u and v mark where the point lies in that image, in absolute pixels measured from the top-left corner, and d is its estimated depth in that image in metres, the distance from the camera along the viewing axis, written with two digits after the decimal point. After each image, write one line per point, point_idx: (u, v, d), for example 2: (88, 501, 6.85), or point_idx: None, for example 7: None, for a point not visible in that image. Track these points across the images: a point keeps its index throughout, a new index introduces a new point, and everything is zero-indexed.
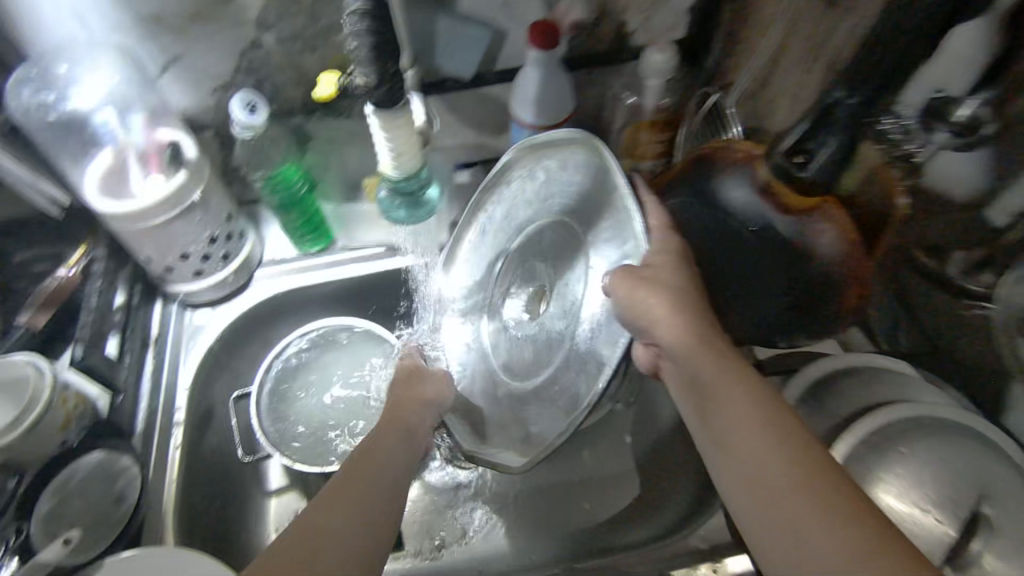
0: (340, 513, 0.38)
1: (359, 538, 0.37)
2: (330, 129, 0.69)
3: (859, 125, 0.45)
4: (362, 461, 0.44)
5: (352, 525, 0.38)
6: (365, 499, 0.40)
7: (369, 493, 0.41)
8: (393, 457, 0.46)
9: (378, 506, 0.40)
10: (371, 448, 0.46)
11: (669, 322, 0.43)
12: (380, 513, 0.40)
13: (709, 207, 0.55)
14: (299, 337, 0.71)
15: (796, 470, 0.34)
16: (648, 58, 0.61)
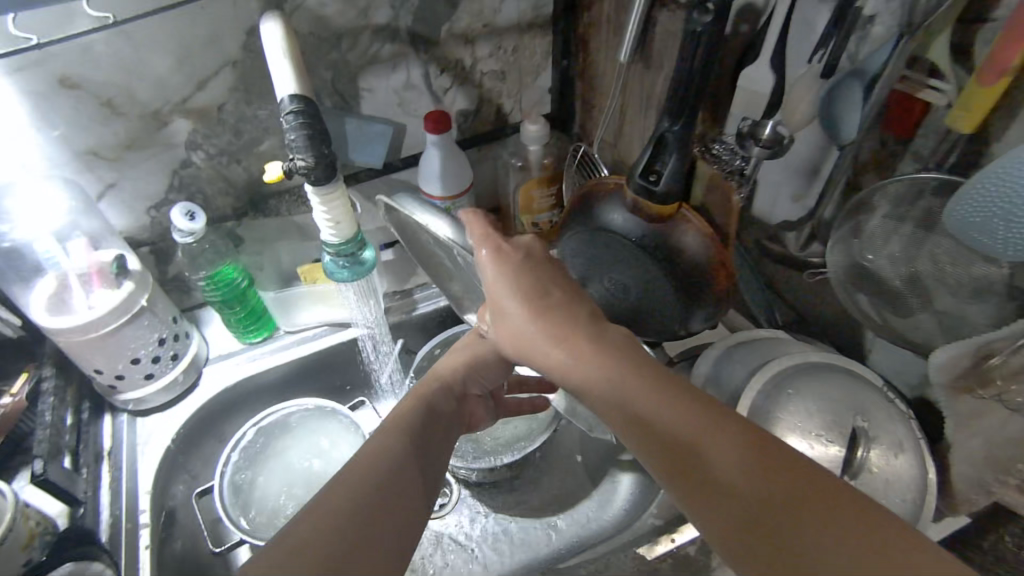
0: (366, 492, 0.38)
1: (385, 519, 0.37)
2: (259, 229, 0.77)
3: (687, 144, 0.56)
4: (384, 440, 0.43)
5: (376, 507, 0.37)
6: (395, 477, 0.40)
7: (398, 467, 0.40)
8: (425, 429, 0.46)
9: (407, 486, 0.40)
10: (402, 426, 0.45)
11: (562, 360, 0.47)
12: (407, 494, 0.39)
13: (596, 229, 0.65)
14: (253, 425, 0.75)
15: (723, 470, 0.37)
16: (525, 131, 0.75)
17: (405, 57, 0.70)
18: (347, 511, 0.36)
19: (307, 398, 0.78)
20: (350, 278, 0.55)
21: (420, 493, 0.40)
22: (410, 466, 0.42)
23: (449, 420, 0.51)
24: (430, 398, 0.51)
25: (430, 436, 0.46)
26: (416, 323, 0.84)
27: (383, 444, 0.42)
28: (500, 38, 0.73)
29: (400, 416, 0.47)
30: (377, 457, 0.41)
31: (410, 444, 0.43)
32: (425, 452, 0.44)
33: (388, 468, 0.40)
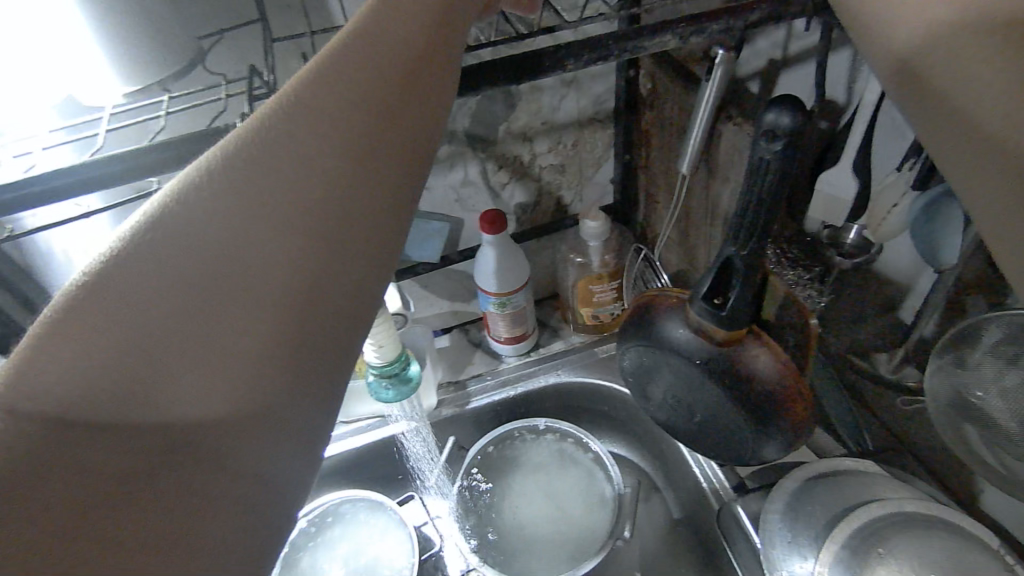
0: (205, 338, 0.29)
1: (244, 396, 0.29)
2: None
3: (755, 272, 0.51)
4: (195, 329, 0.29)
5: (202, 369, 0.28)
6: (249, 313, 0.30)
7: (267, 315, 0.30)
8: (255, 324, 0.30)
9: (273, 368, 0.30)
10: (192, 320, 0.29)
11: None
12: (285, 382, 0.30)
13: (657, 343, 0.60)
14: (304, 517, 0.76)
15: None
16: (585, 226, 0.73)
17: (463, 156, 0.70)
18: (160, 352, 0.28)
19: (359, 492, 0.78)
20: (390, 400, 0.54)
21: (259, 409, 0.29)
22: (253, 330, 0.30)
23: (303, 269, 0.31)
24: (335, 165, 0.33)
25: (318, 265, 0.32)
26: (469, 416, 0.81)
27: (228, 232, 0.30)
28: (559, 134, 0.72)
29: (243, 273, 0.30)
30: (225, 261, 0.30)
31: (223, 377, 0.29)
32: (286, 308, 0.31)
33: (250, 317, 0.30)
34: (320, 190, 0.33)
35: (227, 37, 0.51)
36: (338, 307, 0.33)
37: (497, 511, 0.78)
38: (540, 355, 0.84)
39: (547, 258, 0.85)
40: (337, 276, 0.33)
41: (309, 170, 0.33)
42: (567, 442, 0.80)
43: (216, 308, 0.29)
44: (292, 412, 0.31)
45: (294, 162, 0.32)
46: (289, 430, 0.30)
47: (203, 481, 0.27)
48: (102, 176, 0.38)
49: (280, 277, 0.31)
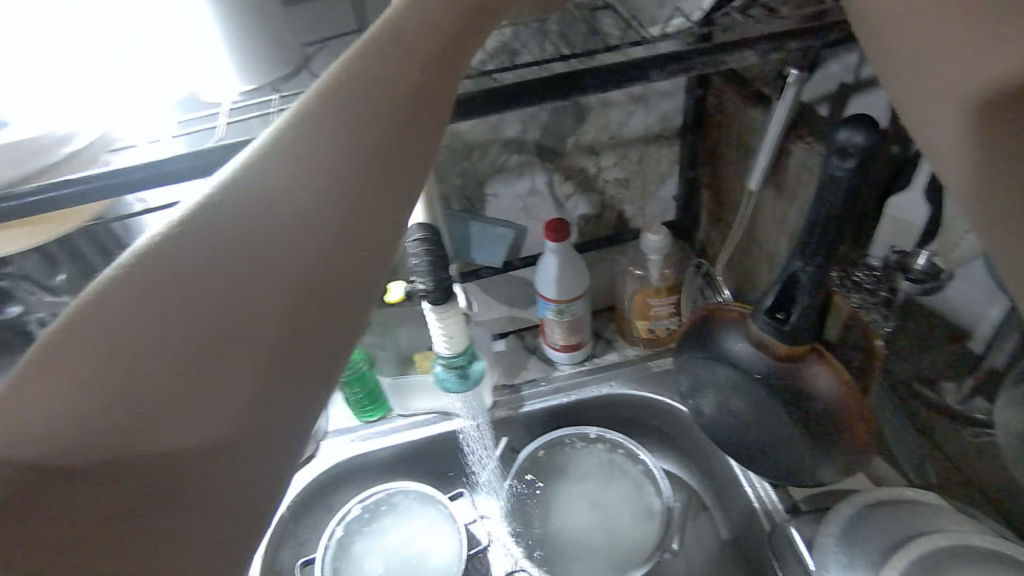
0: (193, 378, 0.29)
1: (241, 388, 0.30)
2: (386, 314, 0.83)
3: (822, 288, 0.51)
4: (182, 372, 0.29)
5: (190, 409, 0.29)
6: (246, 339, 0.31)
7: (268, 307, 0.32)
8: (241, 364, 0.31)
9: (259, 402, 0.31)
10: (179, 364, 0.29)
11: None
12: (272, 414, 0.31)
13: (716, 355, 0.61)
14: (358, 503, 0.79)
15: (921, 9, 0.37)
16: (647, 239, 0.75)
17: (531, 166, 0.73)
18: (146, 394, 0.28)
19: (411, 484, 0.81)
20: (456, 389, 0.57)
21: (247, 445, 0.30)
22: (245, 369, 0.31)
23: (291, 310, 0.32)
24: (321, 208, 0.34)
25: (304, 303, 0.33)
26: (521, 419, 0.83)
27: (223, 276, 0.31)
28: (626, 148, 0.74)
29: (233, 316, 0.31)
30: (217, 303, 0.31)
31: (212, 419, 0.30)
32: (275, 348, 0.32)
33: (251, 309, 0.31)
34: (310, 231, 0.34)
35: (329, 46, 0.56)
36: (326, 342, 0.34)
37: (544, 514, 0.80)
38: (594, 364, 0.85)
39: (607, 270, 0.86)
40: (324, 314, 0.34)
41: (301, 212, 0.34)
42: (616, 452, 0.81)
43: (204, 352, 0.30)
44: (285, 410, 0.32)
45: (283, 206, 0.33)
46: (282, 437, 0.32)
47: (192, 513, 0.28)
48: (220, 162, 0.42)
49: (269, 317, 0.32)
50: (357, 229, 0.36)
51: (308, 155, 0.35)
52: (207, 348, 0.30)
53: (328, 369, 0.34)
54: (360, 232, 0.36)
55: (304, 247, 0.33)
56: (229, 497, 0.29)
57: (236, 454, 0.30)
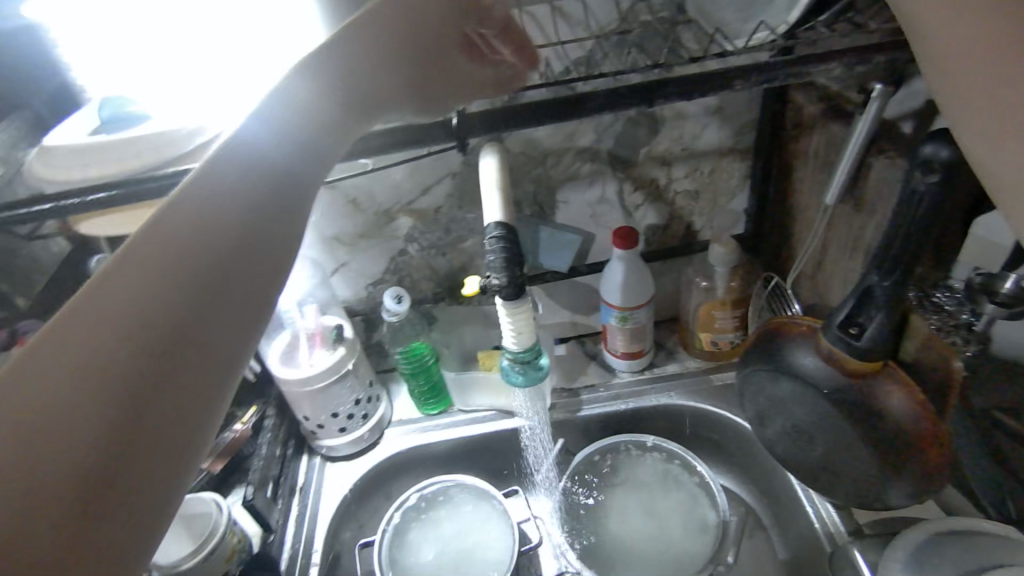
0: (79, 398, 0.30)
1: (138, 388, 0.31)
2: (452, 312, 0.87)
3: (899, 304, 0.50)
4: (76, 389, 0.30)
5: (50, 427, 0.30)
6: (140, 352, 0.32)
7: (158, 309, 0.33)
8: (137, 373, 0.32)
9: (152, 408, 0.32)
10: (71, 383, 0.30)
11: None
12: (168, 419, 0.32)
13: (784, 369, 0.61)
14: (417, 491, 0.82)
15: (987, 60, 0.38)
16: (714, 251, 0.75)
17: (602, 175, 0.75)
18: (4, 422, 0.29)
19: (468, 478, 0.83)
20: (520, 384, 0.61)
21: (146, 453, 0.32)
22: (128, 380, 0.31)
23: (185, 324, 0.34)
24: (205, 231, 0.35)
25: (197, 316, 0.34)
26: (578, 423, 0.84)
27: (125, 297, 0.32)
28: (697, 160, 0.75)
29: (131, 331, 0.32)
30: (115, 325, 0.32)
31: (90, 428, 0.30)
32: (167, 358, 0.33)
33: (100, 338, 0.31)
34: (207, 249, 0.35)
35: None
36: (220, 351, 0.35)
37: (597, 519, 0.80)
38: (653, 374, 0.86)
39: (670, 281, 0.87)
40: (217, 325, 0.35)
41: (200, 231, 0.35)
42: (673, 462, 0.81)
43: (94, 369, 0.31)
44: (178, 420, 0.33)
45: (181, 229, 0.35)
46: (183, 436, 0.33)
47: (78, 521, 0.29)
48: None
49: (161, 329, 0.33)
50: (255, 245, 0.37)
51: (243, 170, 0.37)
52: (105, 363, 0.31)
53: (224, 372, 0.35)
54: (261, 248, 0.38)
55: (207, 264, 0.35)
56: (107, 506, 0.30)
57: (132, 465, 0.31)
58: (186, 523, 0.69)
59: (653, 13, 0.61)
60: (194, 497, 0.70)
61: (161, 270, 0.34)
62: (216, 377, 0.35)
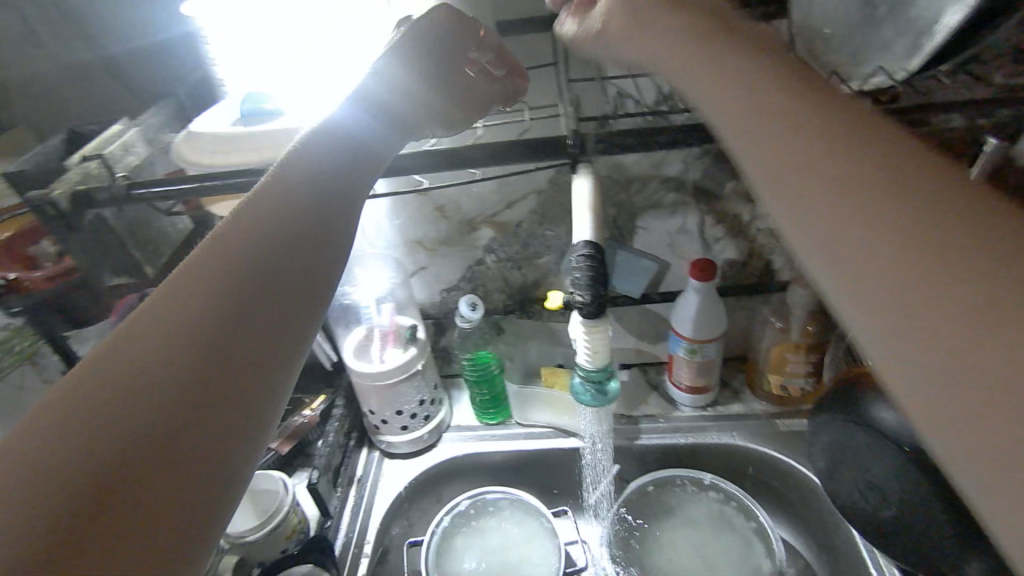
0: (142, 384, 0.32)
1: (190, 376, 0.33)
2: (520, 326, 0.88)
3: None
4: (138, 380, 0.32)
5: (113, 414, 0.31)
6: (191, 342, 0.34)
7: (212, 306, 0.35)
8: (195, 360, 0.33)
9: (205, 391, 0.33)
10: (137, 373, 0.32)
11: None
12: (222, 402, 0.33)
13: (862, 422, 0.59)
14: (468, 497, 0.83)
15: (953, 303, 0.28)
16: (795, 293, 0.74)
17: (685, 206, 0.75)
18: (74, 415, 0.31)
19: (520, 491, 0.84)
20: (592, 404, 0.62)
21: (202, 437, 0.32)
22: (185, 365, 0.33)
23: (236, 315, 0.36)
24: (259, 235, 0.38)
25: (246, 307, 0.36)
26: (635, 451, 0.84)
27: (185, 299, 0.35)
28: None
29: (188, 327, 0.34)
30: (174, 322, 0.34)
31: (152, 412, 0.31)
32: (220, 347, 0.34)
33: (164, 340, 0.33)
34: (256, 249, 0.38)
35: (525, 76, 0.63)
36: (271, 341, 0.37)
37: (646, 551, 0.79)
38: (716, 411, 0.84)
39: (744, 319, 0.86)
40: (264, 316, 0.37)
41: (248, 235, 0.38)
42: (729, 504, 0.79)
43: (156, 360, 0.33)
44: (223, 420, 0.33)
45: (236, 236, 0.38)
46: (236, 425, 0.34)
47: (142, 504, 0.29)
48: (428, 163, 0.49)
49: (210, 320, 0.35)
50: (303, 240, 0.40)
51: (290, 177, 0.41)
52: (166, 355, 0.33)
53: (275, 362, 0.36)
54: (306, 245, 0.40)
55: (254, 264, 0.37)
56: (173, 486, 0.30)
57: (178, 463, 0.31)
58: (252, 498, 0.73)
59: None
60: (261, 474, 0.73)
61: (214, 277, 0.36)
62: (268, 365, 0.36)
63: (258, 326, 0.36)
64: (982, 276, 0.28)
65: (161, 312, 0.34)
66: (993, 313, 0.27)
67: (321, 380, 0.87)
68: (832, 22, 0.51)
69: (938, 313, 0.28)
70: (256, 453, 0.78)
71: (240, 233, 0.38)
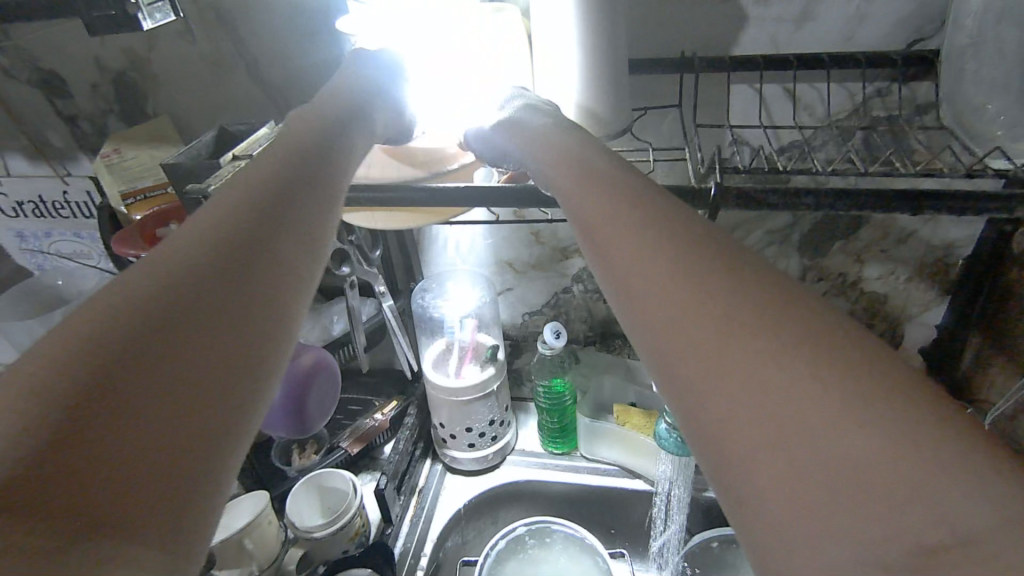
0: (178, 295, 0.26)
1: (230, 293, 0.28)
2: (596, 359, 0.88)
3: None
4: (173, 288, 0.26)
5: (141, 321, 0.25)
6: (230, 259, 0.29)
7: (248, 226, 0.31)
8: (233, 277, 0.29)
9: (245, 313, 0.28)
10: (168, 281, 0.27)
11: None
12: (263, 328, 0.28)
13: None
14: (524, 524, 0.82)
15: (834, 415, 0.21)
16: None
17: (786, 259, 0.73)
18: (88, 322, 0.24)
19: (578, 526, 0.82)
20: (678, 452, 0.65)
21: (237, 358, 0.27)
22: (224, 281, 0.28)
23: (272, 236, 0.32)
24: (283, 175, 0.36)
25: (281, 233, 0.32)
26: (703, 503, 0.81)
27: (220, 218, 0.31)
28: (896, 265, 0.73)
29: (226, 245, 0.30)
30: (210, 239, 0.29)
31: (192, 325, 0.26)
32: (259, 267, 0.30)
33: (198, 254, 0.28)
34: (284, 184, 0.35)
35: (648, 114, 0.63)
36: (303, 273, 0.32)
37: None
38: None
39: None
40: (299, 248, 0.33)
41: (273, 172, 0.35)
42: None
43: (191, 270, 0.28)
44: (260, 345, 0.28)
45: (262, 174, 0.35)
46: (274, 354, 0.28)
47: (169, 429, 0.23)
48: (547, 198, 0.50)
49: (245, 237, 0.30)
50: (321, 183, 0.38)
51: (295, 135, 0.40)
52: (205, 269, 0.28)
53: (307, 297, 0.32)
54: (325, 193, 0.38)
55: (282, 195, 0.34)
56: (210, 413, 0.24)
57: (211, 386, 0.25)
58: (321, 493, 0.74)
59: (887, 111, 0.60)
60: (332, 471, 0.75)
61: (216, 209, 0.31)
62: (302, 299, 0.32)
63: (287, 257, 0.32)
64: (865, 376, 0.22)
65: (195, 231, 0.30)
66: (892, 403, 0.21)
67: (396, 385, 0.89)
68: (987, 96, 0.51)
69: (738, 347, 0.24)
70: (327, 449, 0.80)
71: (259, 173, 0.35)
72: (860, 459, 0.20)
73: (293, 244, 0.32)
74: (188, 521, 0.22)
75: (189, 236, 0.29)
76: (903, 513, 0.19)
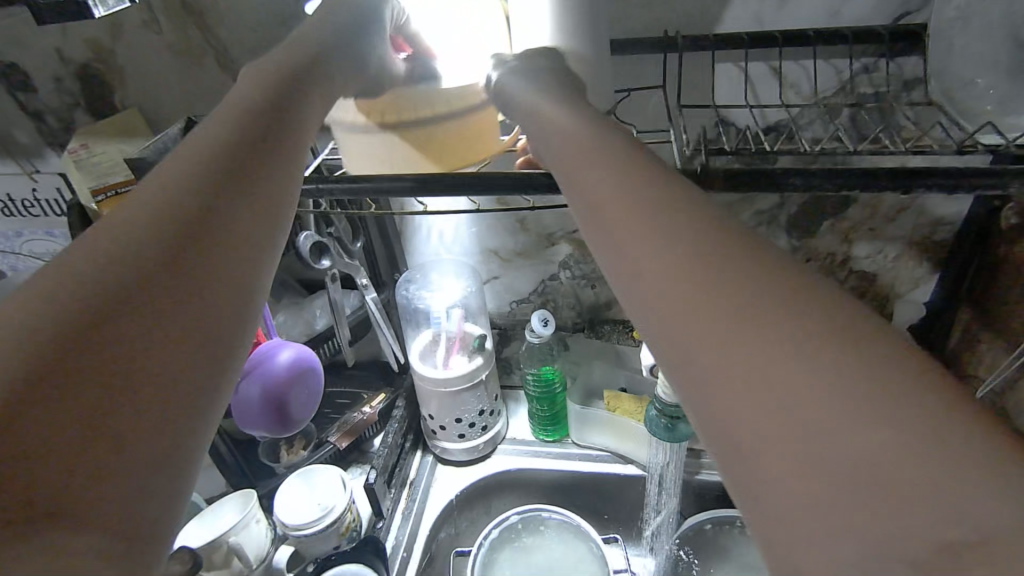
0: (119, 277, 0.27)
1: (176, 269, 0.28)
2: (585, 346, 0.87)
3: None
4: (118, 271, 0.27)
5: (85, 309, 0.25)
6: (174, 234, 0.29)
7: (195, 198, 0.31)
8: (180, 252, 0.29)
9: (192, 287, 0.28)
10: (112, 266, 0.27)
11: None
12: (212, 299, 0.28)
13: None
14: (516, 513, 0.81)
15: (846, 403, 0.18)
16: None
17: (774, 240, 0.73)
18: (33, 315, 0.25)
19: (570, 513, 0.82)
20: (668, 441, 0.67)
21: (188, 330, 0.27)
22: (168, 256, 0.28)
23: (219, 204, 0.31)
24: (231, 138, 0.34)
25: (230, 200, 0.32)
26: (694, 487, 0.81)
27: (163, 193, 0.30)
28: (883, 244, 0.72)
29: (171, 220, 0.29)
30: (153, 214, 0.29)
31: (136, 308, 0.26)
32: (205, 239, 0.30)
33: (141, 232, 0.28)
34: (229, 146, 0.34)
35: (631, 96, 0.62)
36: (260, 239, 0.32)
37: None
38: None
39: None
40: (252, 212, 0.32)
41: (220, 136, 0.34)
42: None
43: (136, 251, 0.28)
44: (212, 313, 0.28)
45: (207, 139, 0.34)
46: (231, 322, 0.29)
47: (116, 409, 0.24)
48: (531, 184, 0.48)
49: (194, 209, 0.30)
50: (279, 142, 0.36)
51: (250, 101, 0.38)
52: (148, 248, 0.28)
53: (265, 261, 0.32)
54: (280, 149, 0.36)
55: (230, 160, 0.33)
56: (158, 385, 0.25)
57: (160, 361, 0.25)
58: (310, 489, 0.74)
59: (873, 87, 0.59)
60: (321, 467, 0.74)
61: (162, 185, 0.31)
62: (258, 264, 0.31)
63: (240, 224, 0.31)
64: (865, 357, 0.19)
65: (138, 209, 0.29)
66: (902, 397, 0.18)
67: (383, 377, 0.87)
68: (975, 71, 0.51)
69: (733, 310, 0.22)
70: (315, 444, 0.79)
71: (207, 139, 0.34)
72: (873, 446, 0.18)
73: (245, 210, 0.32)
74: (145, 489, 0.23)
75: (133, 216, 0.29)
76: (910, 512, 0.17)
